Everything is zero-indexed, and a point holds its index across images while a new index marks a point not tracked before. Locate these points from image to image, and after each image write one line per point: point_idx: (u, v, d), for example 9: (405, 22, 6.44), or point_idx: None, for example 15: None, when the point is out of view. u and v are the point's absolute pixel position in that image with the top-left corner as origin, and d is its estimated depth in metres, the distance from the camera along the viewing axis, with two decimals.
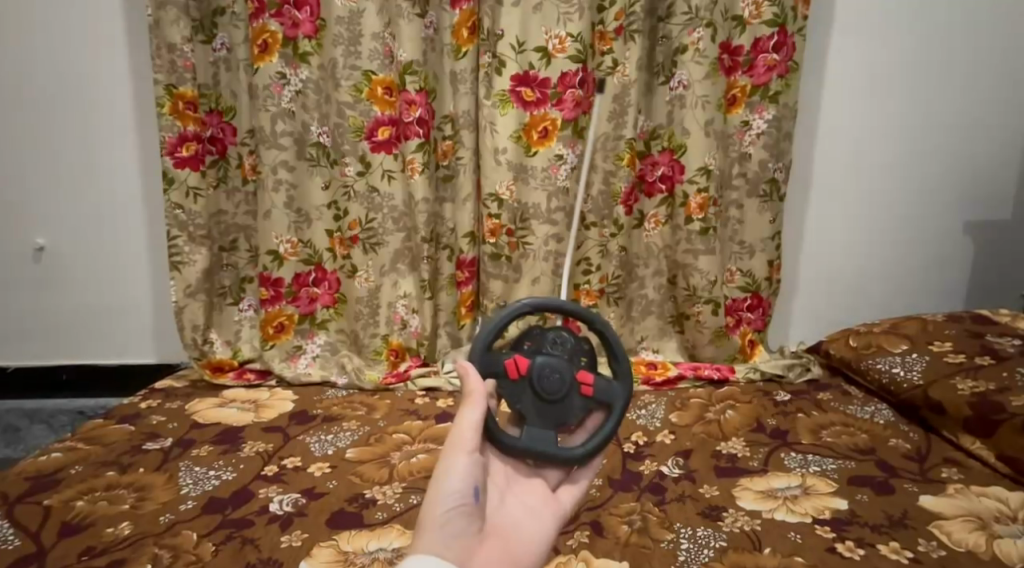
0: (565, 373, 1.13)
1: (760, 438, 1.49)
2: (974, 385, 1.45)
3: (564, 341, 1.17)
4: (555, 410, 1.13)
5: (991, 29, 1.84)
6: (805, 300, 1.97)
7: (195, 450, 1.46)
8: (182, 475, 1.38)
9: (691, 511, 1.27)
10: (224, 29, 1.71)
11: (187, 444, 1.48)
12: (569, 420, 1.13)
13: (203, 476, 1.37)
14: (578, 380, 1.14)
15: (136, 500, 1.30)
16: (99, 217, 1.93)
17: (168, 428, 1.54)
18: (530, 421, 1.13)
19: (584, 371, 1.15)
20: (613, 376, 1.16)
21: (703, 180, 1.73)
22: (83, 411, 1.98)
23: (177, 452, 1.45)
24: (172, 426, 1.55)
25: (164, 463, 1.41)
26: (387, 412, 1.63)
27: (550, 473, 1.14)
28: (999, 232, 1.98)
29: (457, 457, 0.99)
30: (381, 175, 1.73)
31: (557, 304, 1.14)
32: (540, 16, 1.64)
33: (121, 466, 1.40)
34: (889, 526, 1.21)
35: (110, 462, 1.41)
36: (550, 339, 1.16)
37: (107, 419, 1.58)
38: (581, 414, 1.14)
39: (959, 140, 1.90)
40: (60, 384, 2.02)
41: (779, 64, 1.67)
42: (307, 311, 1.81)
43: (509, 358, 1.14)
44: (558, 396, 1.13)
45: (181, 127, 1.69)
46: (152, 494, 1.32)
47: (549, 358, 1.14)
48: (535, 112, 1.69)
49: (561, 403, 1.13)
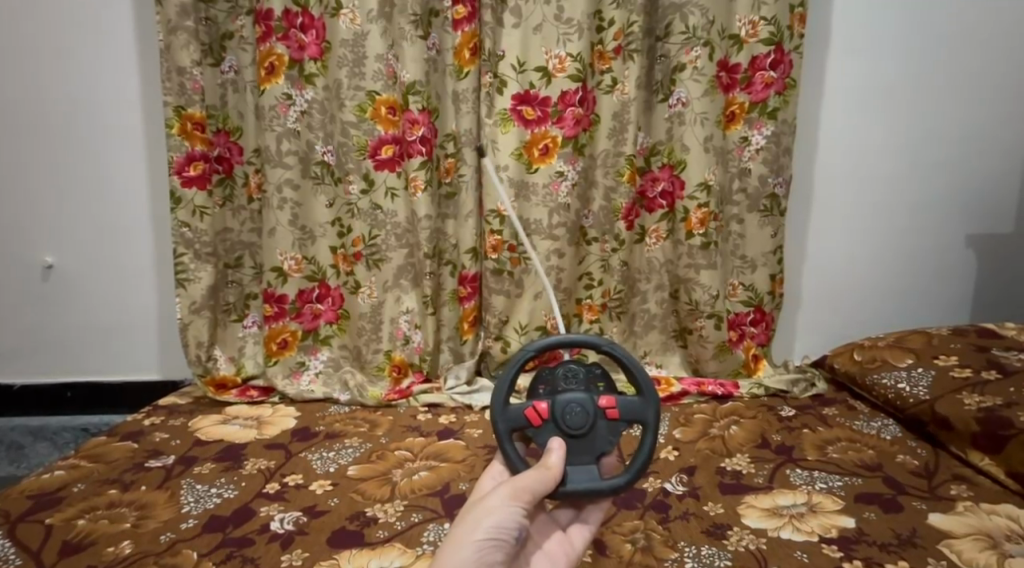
0: (587, 405, 1.08)
1: (766, 454, 1.48)
2: (980, 400, 1.44)
3: (575, 372, 1.12)
4: (585, 443, 1.08)
5: (985, 44, 1.84)
6: (808, 315, 1.95)
7: (197, 468, 1.45)
8: (184, 492, 1.37)
9: (695, 530, 1.26)
10: (232, 52, 1.73)
11: (190, 461, 1.48)
12: (602, 449, 1.08)
13: (205, 494, 1.37)
14: (602, 406, 1.09)
15: (137, 519, 1.29)
16: (107, 233, 1.93)
17: (170, 445, 1.54)
18: (572, 466, 1.07)
19: (606, 397, 1.10)
20: (636, 393, 1.11)
21: (702, 196, 1.73)
22: (85, 429, 1.96)
23: (179, 469, 1.45)
24: (174, 443, 1.55)
25: (165, 480, 1.41)
26: (389, 428, 1.62)
27: (561, 513, 1.10)
28: (1000, 245, 1.96)
29: (511, 499, 0.96)
30: (385, 193, 1.73)
31: (556, 338, 1.11)
32: (540, 37, 1.66)
33: (123, 484, 1.39)
34: (898, 544, 1.20)
35: (113, 480, 1.40)
36: (562, 375, 1.12)
37: (110, 436, 1.58)
38: (617, 441, 1.08)
39: (958, 153, 1.90)
40: (63, 402, 2.01)
41: (775, 82, 1.68)
42: (310, 327, 1.81)
43: (529, 408, 1.09)
44: (583, 430, 1.07)
45: (189, 147, 1.70)
46: (152, 512, 1.31)
47: (569, 392, 1.10)
48: (536, 129, 1.70)
49: (587, 435, 1.08)
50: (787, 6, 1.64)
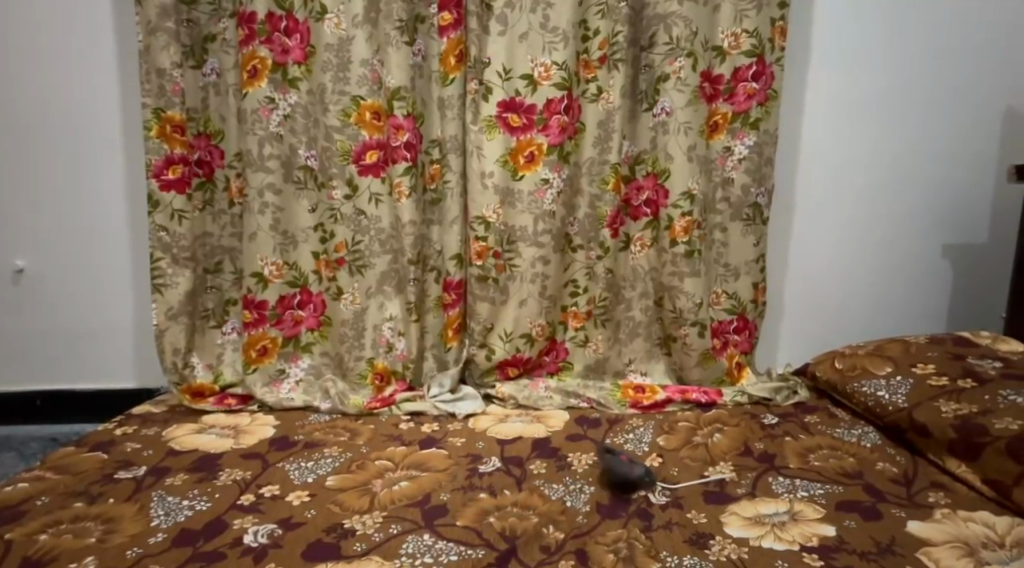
0: None
1: (748, 462, 1.48)
2: (957, 407, 1.45)
3: None
4: None
5: (960, 58, 1.87)
6: (790, 323, 1.96)
7: (168, 479, 1.44)
8: (153, 505, 1.36)
9: (678, 539, 1.25)
10: (215, 54, 1.72)
11: (161, 472, 1.46)
12: None
13: (176, 507, 1.35)
14: None
15: (102, 533, 1.27)
16: (81, 238, 1.91)
17: (142, 456, 1.52)
18: None
19: None
20: None
21: (686, 204, 1.73)
22: (55, 439, 1.94)
23: (150, 481, 1.43)
24: (146, 454, 1.53)
25: (135, 492, 1.39)
26: (370, 438, 1.61)
27: None
28: (975, 256, 1.98)
29: None
30: (369, 198, 1.73)
31: None
32: (525, 45, 1.67)
33: (90, 497, 1.38)
34: (877, 553, 1.20)
35: (78, 493, 1.39)
36: None
37: (79, 446, 1.56)
38: None
39: (934, 164, 1.91)
40: (32, 411, 1.99)
41: (758, 93, 1.69)
42: (291, 333, 1.79)
43: None
44: None
45: (168, 150, 1.69)
46: (118, 526, 1.30)
47: None
48: (521, 137, 1.71)
49: None
50: (768, 19, 1.67)
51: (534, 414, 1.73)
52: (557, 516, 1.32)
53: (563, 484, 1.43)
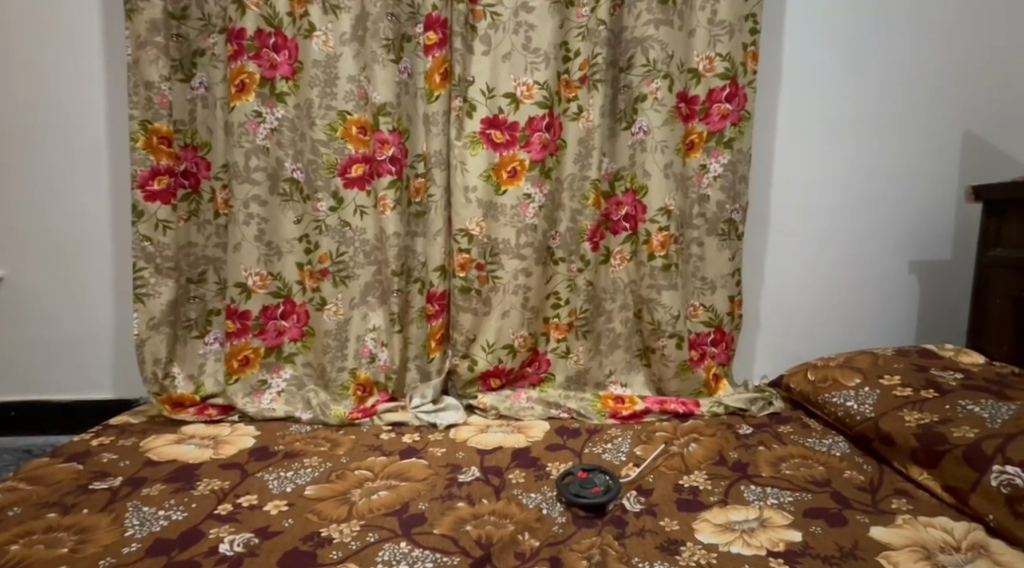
0: None
1: (722, 471, 1.52)
2: (920, 417, 1.49)
3: None
4: None
5: (923, 82, 1.94)
6: (766, 337, 2.00)
7: (144, 489, 1.46)
8: (129, 515, 1.38)
9: (650, 546, 1.29)
10: (203, 69, 1.76)
11: (138, 483, 1.48)
12: None
13: (151, 517, 1.37)
14: None
15: (76, 543, 1.29)
16: (63, 248, 1.93)
17: (118, 466, 1.54)
18: None
19: None
20: None
21: (663, 220, 1.78)
22: (30, 450, 1.93)
23: (125, 492, 1.45)
24: (123, 465, 1.55)
25: (110, 503, 1.41)
26: (350, 448, 1.63)
27: None
28: (942, 272, 2.03)
29: None
30: (354, 211, 1.77)
31: None
32: (508, 65, 1.73)
33: (64, 507, 1.39)
34: (840, 557, 1.24)
35: (52, 503, 1.40)
36: None
37: (54, 457, 1.57)
38: None
39: (901, 183, 1.97)
40: (5, 422, 1.98)
41: (731, 114, 1.75)
42: (273, 344, 1.81)
43: None
44: None
45: (154, 161, 1.72)
46: (92, 536, 1.32)
47: None
48: (504, 153, 1.75)
49: None
50: (740, 44, 1.72)
51: (516, 424, 1.77)
52: (533, 524, 1.35)
53: (540, 493, 1.46)
